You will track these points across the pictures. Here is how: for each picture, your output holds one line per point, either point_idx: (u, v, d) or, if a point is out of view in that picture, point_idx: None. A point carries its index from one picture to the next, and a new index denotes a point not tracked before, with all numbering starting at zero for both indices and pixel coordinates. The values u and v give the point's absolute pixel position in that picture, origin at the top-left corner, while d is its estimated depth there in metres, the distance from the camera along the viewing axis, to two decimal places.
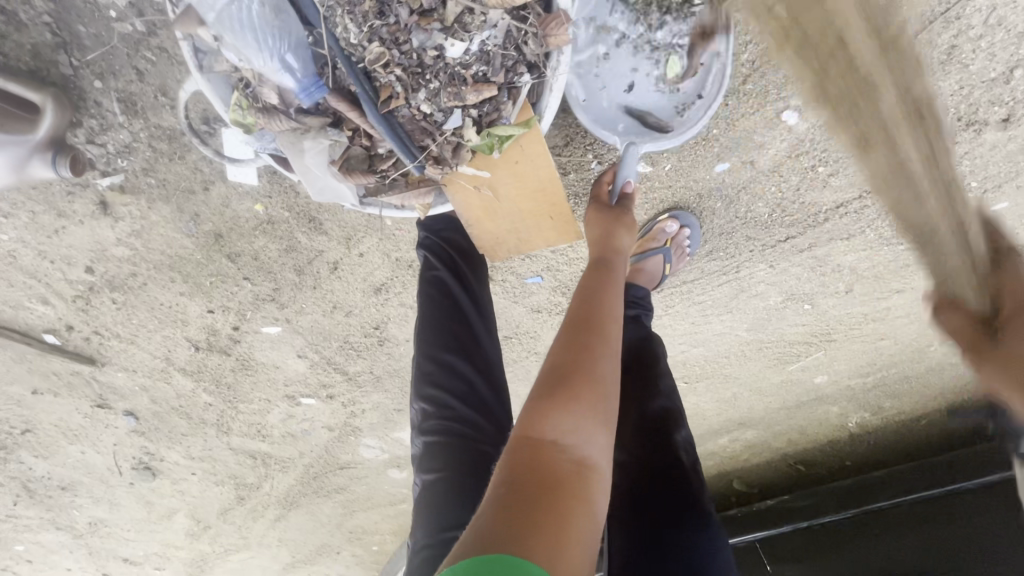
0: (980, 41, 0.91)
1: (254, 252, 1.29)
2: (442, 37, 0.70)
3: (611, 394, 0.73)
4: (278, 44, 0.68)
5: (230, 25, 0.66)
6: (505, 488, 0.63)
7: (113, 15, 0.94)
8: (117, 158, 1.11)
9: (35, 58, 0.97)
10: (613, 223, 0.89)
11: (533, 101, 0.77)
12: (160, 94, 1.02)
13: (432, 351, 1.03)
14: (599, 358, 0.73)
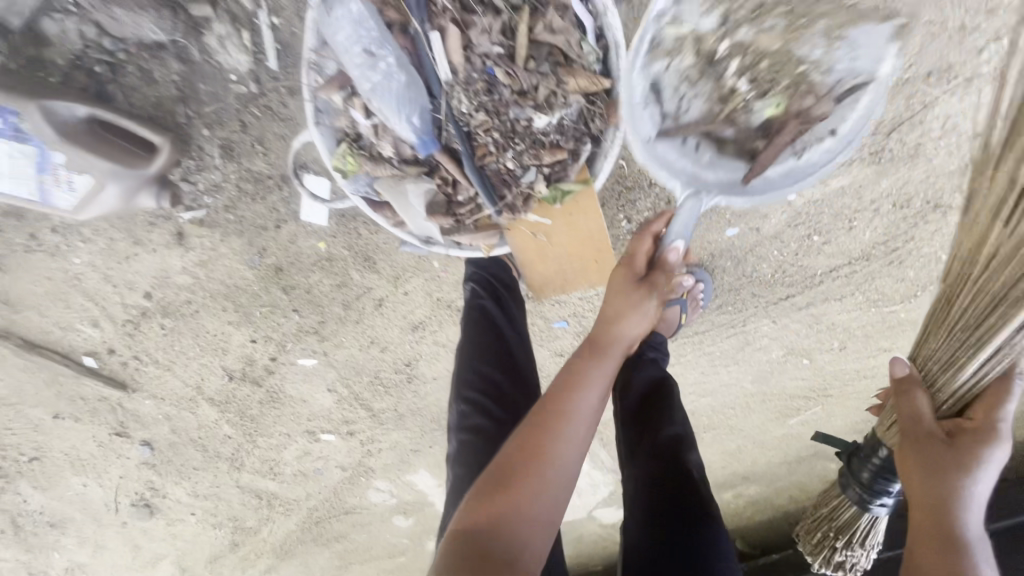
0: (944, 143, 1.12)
1: (308, 286, 1.41)
2: (533, 112, 0.88)
3: (563, 487, 0.82)
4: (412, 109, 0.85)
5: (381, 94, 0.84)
6: (452, 546, 0.75)
7: (233, 78, 1.11)
8: (204, 195, 1.25)
9: (157, 107, 1.14)
10: (621, 313, 0.95)
11: (589, 165, 0.93)
12: (257, 144, 1.19)
13: (469, 360, 1.14)
14: (558, 446, 0.82)
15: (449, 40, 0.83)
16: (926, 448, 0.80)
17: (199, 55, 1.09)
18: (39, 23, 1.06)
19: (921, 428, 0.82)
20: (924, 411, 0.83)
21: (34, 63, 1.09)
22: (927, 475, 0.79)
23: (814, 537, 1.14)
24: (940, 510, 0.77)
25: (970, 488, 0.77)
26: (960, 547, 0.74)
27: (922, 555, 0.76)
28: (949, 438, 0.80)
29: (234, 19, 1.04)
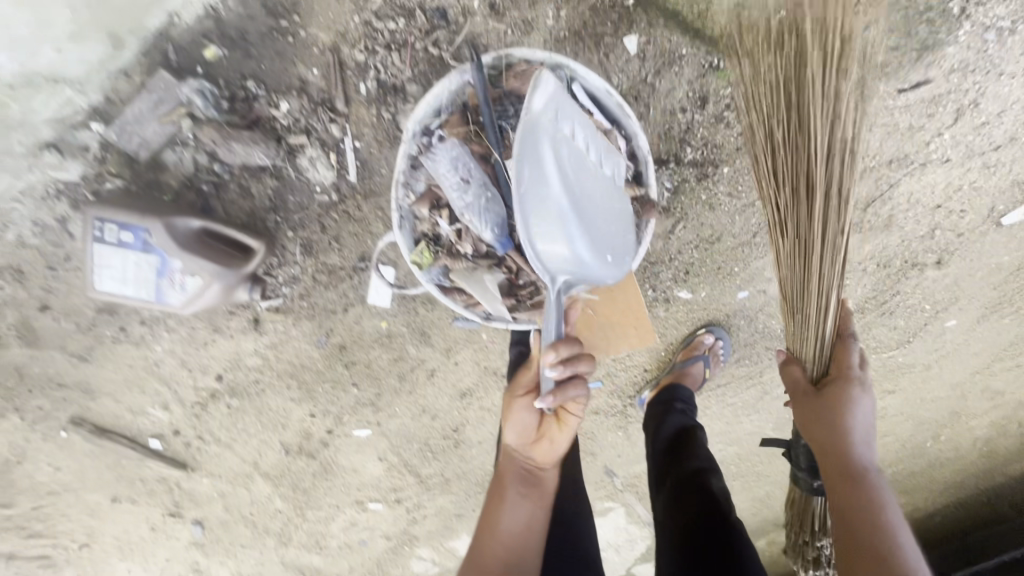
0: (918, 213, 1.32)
1: (368, 361, 1.57)
2: None
3: (528, 532, 1.03)
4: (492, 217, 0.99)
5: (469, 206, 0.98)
6: None
7: (318, 189, 1.32)
8: (283, 286, 1.44)
9: (250, 216, 1.34)
10: (534, 438, 1.06)
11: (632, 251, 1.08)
12: (333, 241, 1.39)
13: None
14: (500, 515, 1.03)
15: None
16: (804, 406, 0.99)
17: (291, 174, 1.30)
18: (161, 153, 1.27)
19: (797, 390, 1.01)
20: (797, 376, 1.02)
21: (152, 185, 1.30)
22: (823, 428, 0.95)
23: (800, 535, 1.22)
24: (844, 456, 0.93)
25: (853, 428, 0.93)
26: (855, 479, 0.91)
27: (835, 499, 0.91)
28: (815, 393, 0.98)
29: (324, 144, 1.27)
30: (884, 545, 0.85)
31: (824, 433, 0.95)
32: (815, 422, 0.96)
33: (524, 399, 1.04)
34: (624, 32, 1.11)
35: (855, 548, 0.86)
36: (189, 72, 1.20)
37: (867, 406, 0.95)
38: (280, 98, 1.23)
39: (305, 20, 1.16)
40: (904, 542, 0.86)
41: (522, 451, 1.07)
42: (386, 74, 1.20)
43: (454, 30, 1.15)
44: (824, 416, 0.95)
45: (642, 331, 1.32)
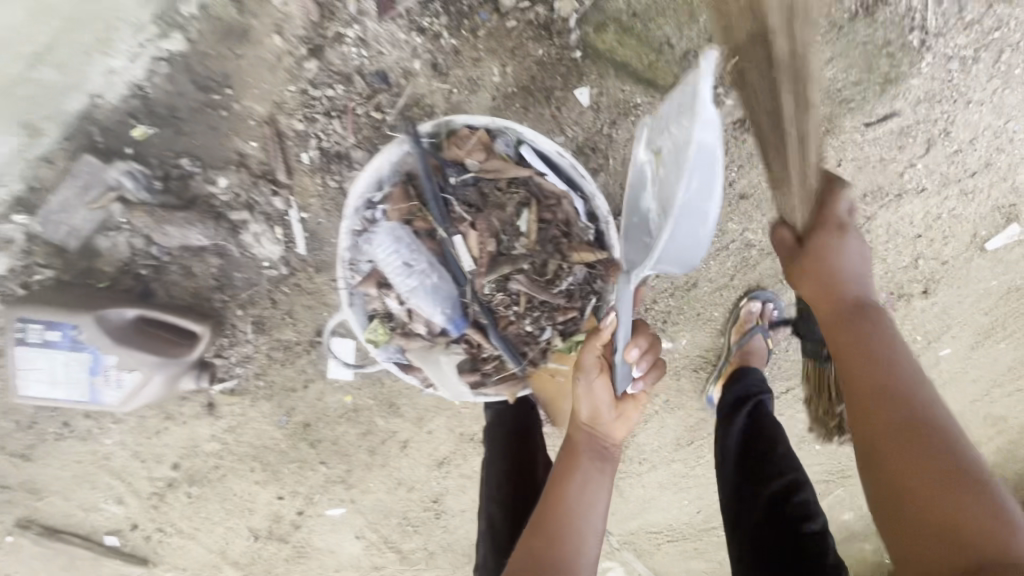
0: (899, 245, 1.25)
1: (335, 437, 1.46)
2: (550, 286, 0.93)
3: (590, 508, 0.89)
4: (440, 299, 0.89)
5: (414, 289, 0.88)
6: None
7: (266, 264, 1.24)
8: (236, 366, 1.34)
9: (195, 296, 1.26)
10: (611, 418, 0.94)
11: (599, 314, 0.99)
12: (286, 316, 1.30)
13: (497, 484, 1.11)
14: (569, 485, 0.90)
15: (469, 242, 0.89)
16: (799, 268, 0.87)
17: (235, 251, 1.22)
18: (93, 240, 1.18)
19: (799, 269, 0.87)
20: (786, 239, 0.89)
21: (85, 274, 1.21)
22: (845, 321, 0.84)
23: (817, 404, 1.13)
24: (872, 351, 0.80)
25: (847, 245, 0.86)
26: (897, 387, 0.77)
27: (860, 396, 0.78)
28: (805, 254, 0.86)
29: (268, 217, 1.19)
30: (941, 433, 0.72)
31: (820, 268, 0.85)
32: (816, 275, 0.85)
33: (598, 377, 0.90)
34: (574, 85, 1.05)
35: (890, 458, 0.72)
36: (117, 155, 1.12)
37: (855, 244, 0.86)
38: (217, 174, 1.15)
39: (237, 93, 1.09)
40: (944, 419, 0.74)
41: (602, 423, 0.93)
42: (328, 142, 1.12)
43: (396, 93, 1.08)
44: (817, 288, 0.86)
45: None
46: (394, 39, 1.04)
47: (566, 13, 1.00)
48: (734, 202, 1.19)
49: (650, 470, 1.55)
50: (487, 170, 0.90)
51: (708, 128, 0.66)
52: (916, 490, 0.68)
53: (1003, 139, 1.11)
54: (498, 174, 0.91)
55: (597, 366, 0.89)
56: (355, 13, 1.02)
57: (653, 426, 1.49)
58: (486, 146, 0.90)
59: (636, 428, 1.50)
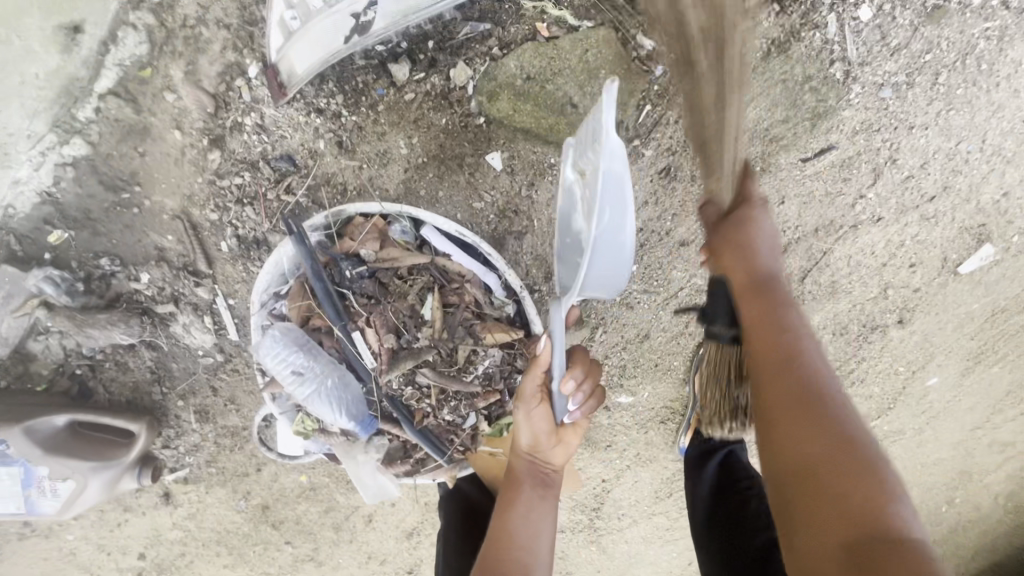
0: (863, 276, 1.15)
1: (296, 517, 1.40)
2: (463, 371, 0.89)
3: (535, 541, 0.83)
4: (342, 406, 0.85)
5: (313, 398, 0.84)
6: None
7: (200, 352, 1.20)
8: (185, 456, 1.30)
9: (133, 391, 1.22)
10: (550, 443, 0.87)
11: None
12: (228, 402, 1.26)
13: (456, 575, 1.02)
14: (510, 522, 0.84)
15: (369, 338, 0.86)
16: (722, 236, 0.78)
17: (167, 343, 1.19)
18: (24, 345, 1.16)
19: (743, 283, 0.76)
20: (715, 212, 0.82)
21: (22, 378, 1.18)
22: (752, 296, 0.74)
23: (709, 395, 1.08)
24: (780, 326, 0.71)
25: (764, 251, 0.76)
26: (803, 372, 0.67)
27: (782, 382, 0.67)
28: (733, 229, 0.78)
29: (195, 307, 1.16)
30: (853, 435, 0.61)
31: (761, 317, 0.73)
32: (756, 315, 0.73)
33: (538, 405, 0.84)
34: (484, 150, 1.00)
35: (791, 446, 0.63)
36: (37, 261, 1.11)
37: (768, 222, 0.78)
38: (139, 269, 1.12)
39: (147, 189, 1.07)
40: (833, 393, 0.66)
41: (542, 451, 0.87)
42: (244, 228, 1.09)
43: (305, 174, 1.04)
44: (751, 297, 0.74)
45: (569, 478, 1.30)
46: (295, 123, 1.01)
47: (462, 82, 0.96)
48: (675, 250, 1.11)
49: (632, 528, 1.45)
50: (383, 259, 0.86)
51: (612, 155, 0.68)
52: (828, 505, 0.57)
53: (958, 160, 1.04)
54: (394, 262, 0.86)
55: (535, 394, 0.83)
56: (251, 101, 1.00)
57: (629, 482, 1.38)
58: (382, 233, 0.86)
59: (611, 485, 1.39)
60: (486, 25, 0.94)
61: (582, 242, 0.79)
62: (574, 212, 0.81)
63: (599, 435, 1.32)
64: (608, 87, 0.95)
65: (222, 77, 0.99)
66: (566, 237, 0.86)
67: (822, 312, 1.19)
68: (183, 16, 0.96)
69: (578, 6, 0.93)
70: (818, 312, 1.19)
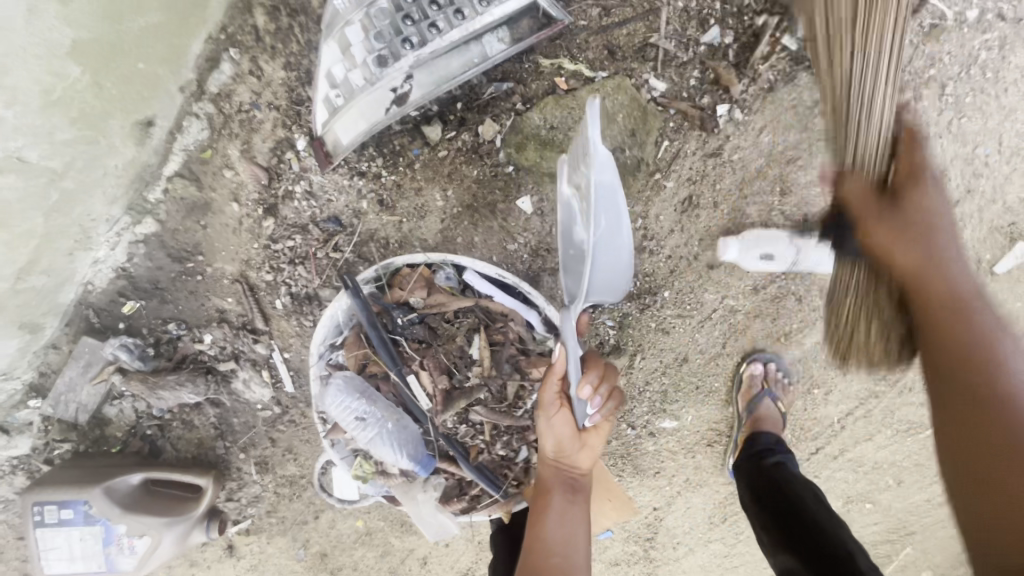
0: None
1: (354, 563, 1.43)
2: (513, 404, 0.94)
3: (569, 545, 0.86)
4: (404, 444, 0.90)
5: (377, 440, 0.89)
6: None
7: (260, 405, 1.27)
8: (247, 507, 1.35)
9: (199, 446, 1.29)
10: (575, 448, 0.89)
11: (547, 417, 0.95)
12: (286, 451, 1.31)
13: None
14: (545, 527, 0.86)
15: (423, 379, 0.91)
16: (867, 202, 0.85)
17: (229, 399, 1.26)
18: (101, 410, 1.25)
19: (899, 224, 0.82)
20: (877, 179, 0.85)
21: (99, 441, 1.27)
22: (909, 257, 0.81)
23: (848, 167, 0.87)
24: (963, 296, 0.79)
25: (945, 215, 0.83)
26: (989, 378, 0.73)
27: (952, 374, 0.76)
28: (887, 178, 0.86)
29: (254, 363, 1.24)
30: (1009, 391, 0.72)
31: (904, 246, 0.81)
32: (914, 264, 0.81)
33: (559, 413, 0.85)
34: (515, 195, 1.07)
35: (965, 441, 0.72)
36: (112, 331, 1.21)
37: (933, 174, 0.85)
38: (202, 331, 1.21)
39: (209, 258, 1.17)
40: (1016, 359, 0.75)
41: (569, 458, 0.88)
42: (296, 286, 1.17)
43: (351, 232, 1.13)
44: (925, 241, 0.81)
45: (618, 504, 1.30)
46: (340, 186, 1.10)
47: (490, 136, 1.04)
48: (705, 274, 1.15)
49: (688, 557, 1.43)
50: (430, 305, 0.92)
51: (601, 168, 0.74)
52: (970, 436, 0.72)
53: (978, 164, 1.06)
54: (442, 307, 0.92)
55: (554, 403, 0.84)
56: (300, 171, 1.10)
57: (682, 508, 1.37)
58: (428, 281, 0.92)
59: (663, 513, 1.38)
60: (510, 83, 1.02)
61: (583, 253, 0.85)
62: (575, 227, 0.86)
63: (646, 462, 1.32)
64: (625, 128, 1.02)
65: (273, 152, 1.09)
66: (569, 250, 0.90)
67: None
68: (238, 102, 1.07)
69: (592, 59, 1.01)
70: None
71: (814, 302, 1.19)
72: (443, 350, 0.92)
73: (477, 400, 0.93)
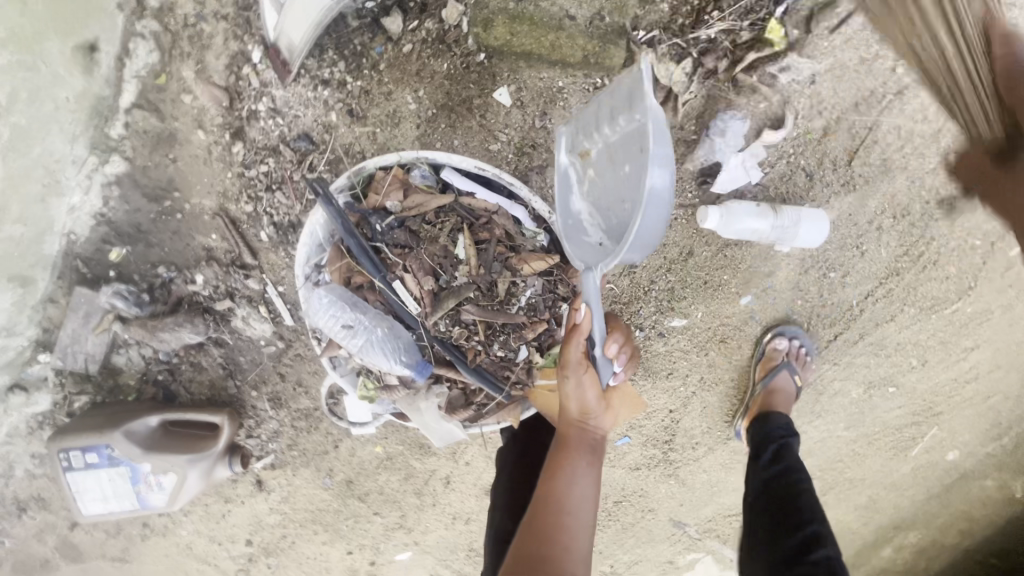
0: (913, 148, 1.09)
1: (379, 488, 1.46)
2: (507, 302, 0.90)
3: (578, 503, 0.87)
4: (398, 352, 0.88)
5: (372, 351, 0.87)
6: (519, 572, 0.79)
7: (262, 342, 1.26)
8: (269, 442, 1.38)
9: (212, 387, 1.31)
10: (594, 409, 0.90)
11: (546, 314, 0.92)
12: (297, 386, 1.32)
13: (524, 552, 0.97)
14: (560, 485, 0.88)
15: (408, 284, 0.88)
16: None
17: (231, 337, 1.25)
18: (110, 360, 1.26)
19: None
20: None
21: (115, 391, 1.28)
22: None
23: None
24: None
25: None
26: None
27: None
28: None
29: (250, 299, 1.21)
30: None
31: None
32: None
33: (586, 372, 0.86)
34: (491, 87, 1.00)
35: None
36: (104, 279, 1.19)
37: None
38: (193, 272, 1.19)
39: (186, 193, 1.13)
40: None
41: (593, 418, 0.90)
42: (278, 215, 1.13)
43: (324, 149, 1.06)
44: None
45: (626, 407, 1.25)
46: (304, 99, 1.03)
47: (455, 20, 0.96)
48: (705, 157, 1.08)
49: (708, 455, 1.42)
50: (410, 207, 0.87)
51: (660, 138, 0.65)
52: None
53: None
54: (421, 208, 0.87)
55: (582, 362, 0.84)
56: (260, 87, 1.03)
57: (697, 408, 1.36)
58: (404, 182, 0.87)
59: (679, 414, 1.37)
60: None
61: (586, 223, 0.80)
62: (572, 197, 0.82)
63: (658, 364, 1.29)
64: None
65: (229, 69, 1.03)
66: (564, 218, 0.83)
67: (875, 196, 1.13)
68: (183, 15, 1.00)
69: None
70: (871, 197, 1.13)
71: (827, 177, 1.11)
72: (426, 252, 0.88)
73: (469, 300, 0.89)
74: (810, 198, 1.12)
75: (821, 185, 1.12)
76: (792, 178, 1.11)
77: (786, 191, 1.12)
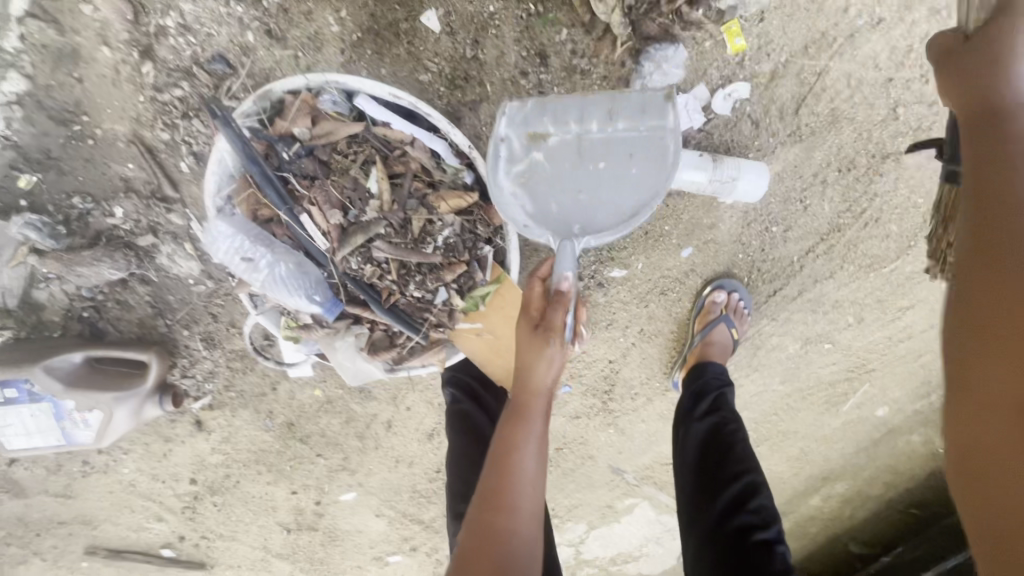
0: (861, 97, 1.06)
1: (321, 430, 1.47)
2: (423, 241, 0.88)
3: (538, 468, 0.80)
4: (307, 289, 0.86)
5: (275, 289, 0.85)
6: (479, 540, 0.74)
7: (191, 281, 1.22)
8: (205, 383, 1.36)
9: (141, 326, 1.27)
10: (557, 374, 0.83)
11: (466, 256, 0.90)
12: (231, 326, 1.29)
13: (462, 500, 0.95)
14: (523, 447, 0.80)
15: (316, 217, 0.85)
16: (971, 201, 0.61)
17: (157, 275, 1.21)
18: (30, 294, 1.20)
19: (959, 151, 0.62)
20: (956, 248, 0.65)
21: (39, 327, 1.23)
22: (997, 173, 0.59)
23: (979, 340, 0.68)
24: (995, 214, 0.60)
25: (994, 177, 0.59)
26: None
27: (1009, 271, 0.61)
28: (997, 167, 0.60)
29: (174, 235, 1.16)
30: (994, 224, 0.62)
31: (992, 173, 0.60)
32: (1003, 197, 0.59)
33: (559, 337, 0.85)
34: (418, 11, 0.93)
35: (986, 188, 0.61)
36: (14, 210, 1.11)
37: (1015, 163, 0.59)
38: (111, 204, 1.13)
39: (96, 117, 1.05)
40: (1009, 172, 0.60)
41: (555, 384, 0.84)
42: (197, 144, 1.07)
43: (241, 74, 0.99)
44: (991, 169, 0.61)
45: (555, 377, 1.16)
46: (217, 16, 0.95)
47: None
48: None
49: (647, 406, 1.44)
50: (319, 136, 0.83)
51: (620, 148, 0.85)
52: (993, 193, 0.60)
53: None
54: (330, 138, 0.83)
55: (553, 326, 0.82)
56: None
57: (637, 358, 1.37)
58: (313, 109, 0.82)
59: (619, 365, 1.37)
60: None
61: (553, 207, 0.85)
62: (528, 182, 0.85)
63: (598, 315, 1.29)
64: None
65: None
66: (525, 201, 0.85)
67: (821, 148, 1.10)
68: None
69: None
70: (817, 148, 1.10)
71: (773, 126, 1.08)
72: (335, 185, 0.85)
73: (381, 238, 0.87)
74: (754, 148, 1.09)
75: (767, 134, 1.08)
76: (737, 124, 1.07)
77: (730, 139, 1.08)
